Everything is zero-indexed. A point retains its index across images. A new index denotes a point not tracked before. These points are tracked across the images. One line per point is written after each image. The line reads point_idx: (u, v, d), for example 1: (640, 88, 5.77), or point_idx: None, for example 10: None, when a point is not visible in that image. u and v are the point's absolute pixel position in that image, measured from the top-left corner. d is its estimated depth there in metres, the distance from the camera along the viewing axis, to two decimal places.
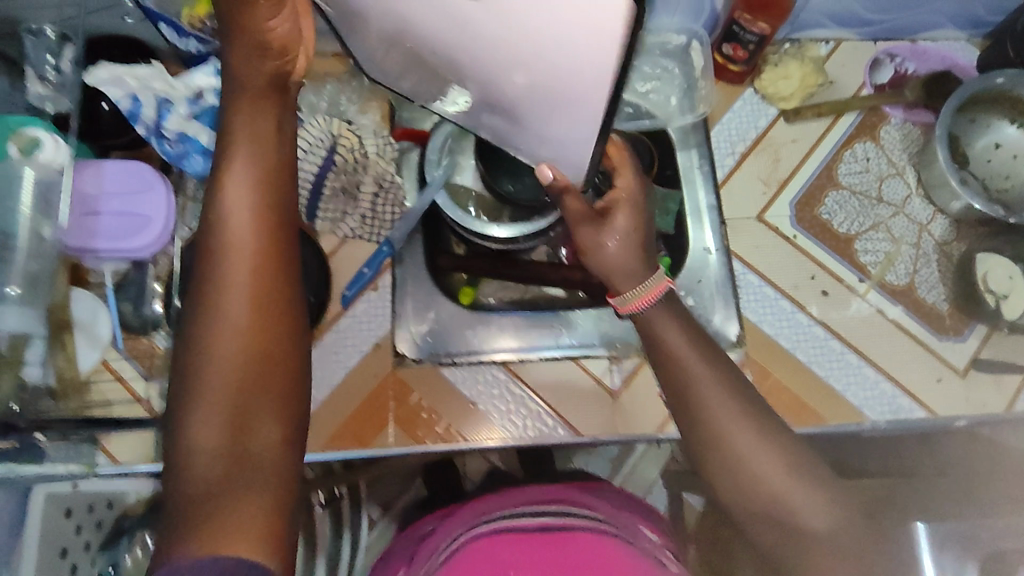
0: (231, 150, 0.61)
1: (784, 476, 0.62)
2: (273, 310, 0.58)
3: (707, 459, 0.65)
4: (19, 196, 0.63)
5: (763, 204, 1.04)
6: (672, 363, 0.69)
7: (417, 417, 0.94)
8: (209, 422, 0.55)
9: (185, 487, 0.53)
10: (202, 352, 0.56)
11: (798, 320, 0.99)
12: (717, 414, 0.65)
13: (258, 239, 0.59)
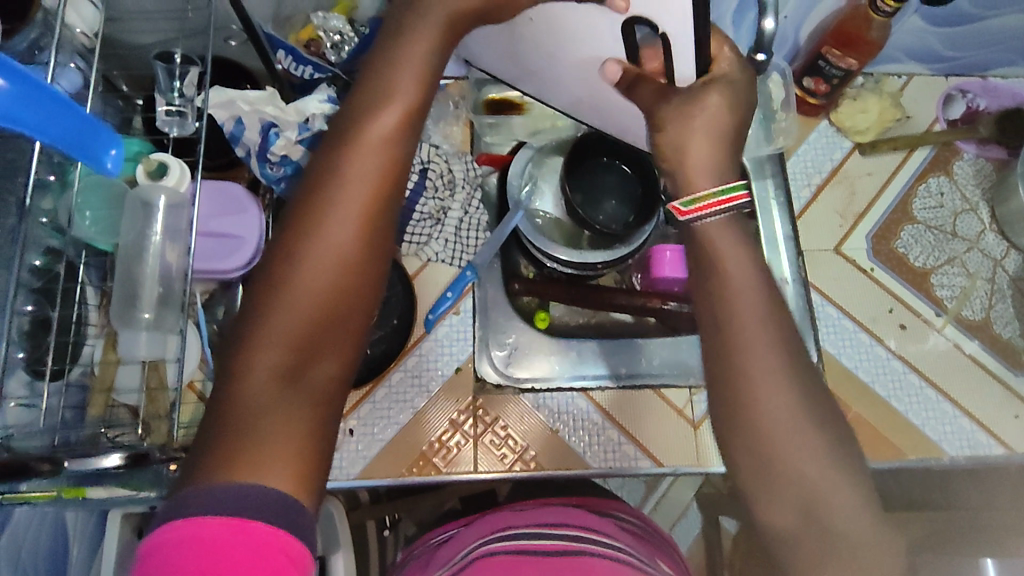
0: (384, 90, 0.58)
1: (823, 473, 0.55)
2: (372, 256, 0.57)
3: (737, 438, 0.57)
4: (152, 222, 0.66)
5: (839, 237, 1.05)
6: (728, 335, 0.58)
7: (499, 443, 0.94)
8: (276, 342, 0.53)
9: (232, 401, 0.52)
10: (292, 267, 0.55)
11: (877, 353, 0.99)
12: (760, 388, 0.56)
13: (384, 180, 0.57)
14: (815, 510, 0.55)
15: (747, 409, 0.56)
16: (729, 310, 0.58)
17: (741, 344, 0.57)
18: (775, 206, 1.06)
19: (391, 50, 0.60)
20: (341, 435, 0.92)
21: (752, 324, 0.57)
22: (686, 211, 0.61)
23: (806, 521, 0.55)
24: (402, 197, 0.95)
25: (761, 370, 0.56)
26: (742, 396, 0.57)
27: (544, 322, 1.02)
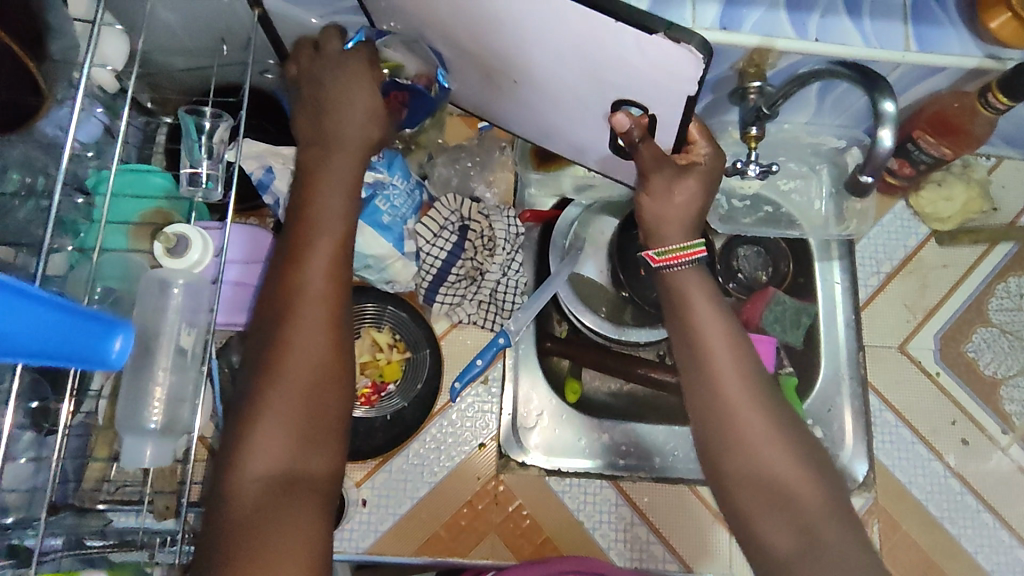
0: (314, 204, 0.62)
1: (801, 481, 0.58)
2: (342, 344, 0.59)
3: (721, 453, 0.60)
4: (168, 305, 0.58)
5: (905, 334, 0.97)
6: (701, 352, 0.64)
7: (520, 530, 0.87)
8: (268, 459, 0.54)
9: (224, 515, 0.52)
10: (265, 390, 0.56)
11: (933, 469, 0.92)
12: (733, 398, 0.61)
13: (336, 280, 0.60)
14: (799, 520, 0.56)
15: (726, 421, 0.61)
16: (706, 348, 0.63)
17: (709, 357, 0.63)
18: (838, 293, 0.99)
19: (320, 168, 0.64)
20: (351, 505, 0.85)
21: (720, 343, 0.64)
22: (658, 258, 0.68)
23: (797, 537, 0.56)
24: (438, 259, 0.87)
25: (731, 381, 0.62)
26: (720, 406, 0.61)
27: (575, 395, 0.96)
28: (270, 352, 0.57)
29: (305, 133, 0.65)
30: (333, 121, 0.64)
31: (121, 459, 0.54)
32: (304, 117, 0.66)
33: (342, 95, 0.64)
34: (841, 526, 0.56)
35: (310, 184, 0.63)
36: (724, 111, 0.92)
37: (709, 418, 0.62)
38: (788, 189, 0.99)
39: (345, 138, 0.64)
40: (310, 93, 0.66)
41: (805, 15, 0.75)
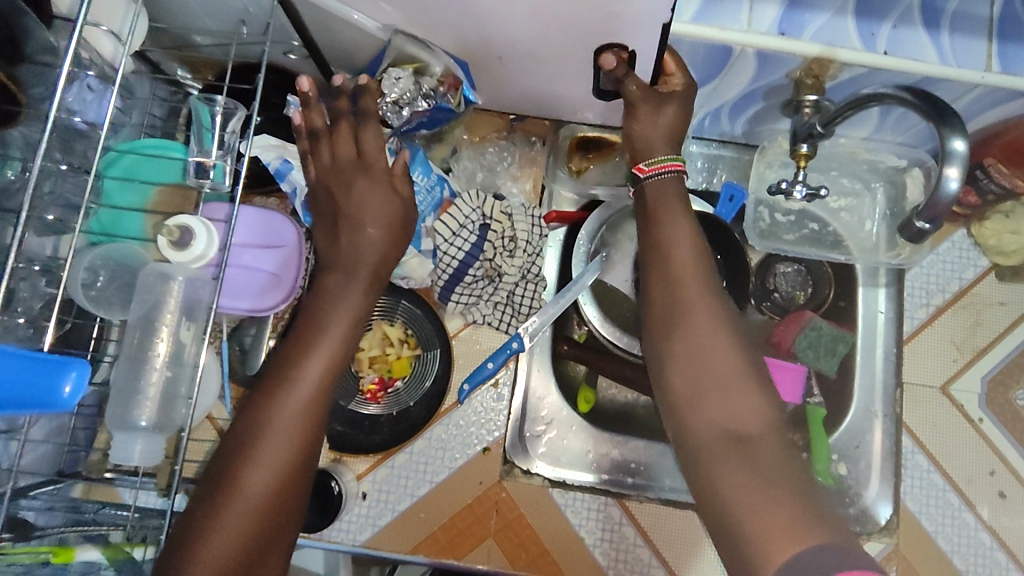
0: (321, 314, 0.66)
1: (733, 372, 0.57)
2: (312, 454, 0.60)
3: (665, 343, 0.61)
4: (165, 298, 0.57)
5: (949, 374, 0.91)
6: (659, 255, 0.65)
7: (520, 538, 0.86)
8: (217, 556, 0.53)
9: (205, 518, 0.54)
10: (229, 487, 0.56)
11: (964, 520, 0.87)
12: (683, 296, 0.62)
13: (324, 390, 0.61)
14: (725, 409, 0.56)
15: (674, 317, 0.61)
16: (668, 245, 0.65)
17: (664, 257, 0.65)
18: (881, 323, 0.92)
19: (335, 282, 0.68)
20: (351, 497, 0.85)
21: (680, 258, 0.65)
22: (645, 169, 0.70)
23: (720, 428, 0.55)
24: (457, 256, 0.84)
25: (683, 282, 0.63)
26: (668, 301, 0.62)
27: (587, 405, 0.93)
28: (245, 447, 0.57)
29: (326, 246, 0.71)
30: (359, 203, 0.70)
31: (110, 453, 0.53)
32: (325, 231, 0.71)
33: (362, 211, 0.70)
34: (768, 423, 0.55)
35: (323, 296, 0.67)
36: (775, 120, 0.86)
37: (656, 312, 0.63)
38: (837, 208, 0.93)
39: (361, 256, 0.69)
40: (330, 200, 0.71)
41: (875, 24, 0.68)
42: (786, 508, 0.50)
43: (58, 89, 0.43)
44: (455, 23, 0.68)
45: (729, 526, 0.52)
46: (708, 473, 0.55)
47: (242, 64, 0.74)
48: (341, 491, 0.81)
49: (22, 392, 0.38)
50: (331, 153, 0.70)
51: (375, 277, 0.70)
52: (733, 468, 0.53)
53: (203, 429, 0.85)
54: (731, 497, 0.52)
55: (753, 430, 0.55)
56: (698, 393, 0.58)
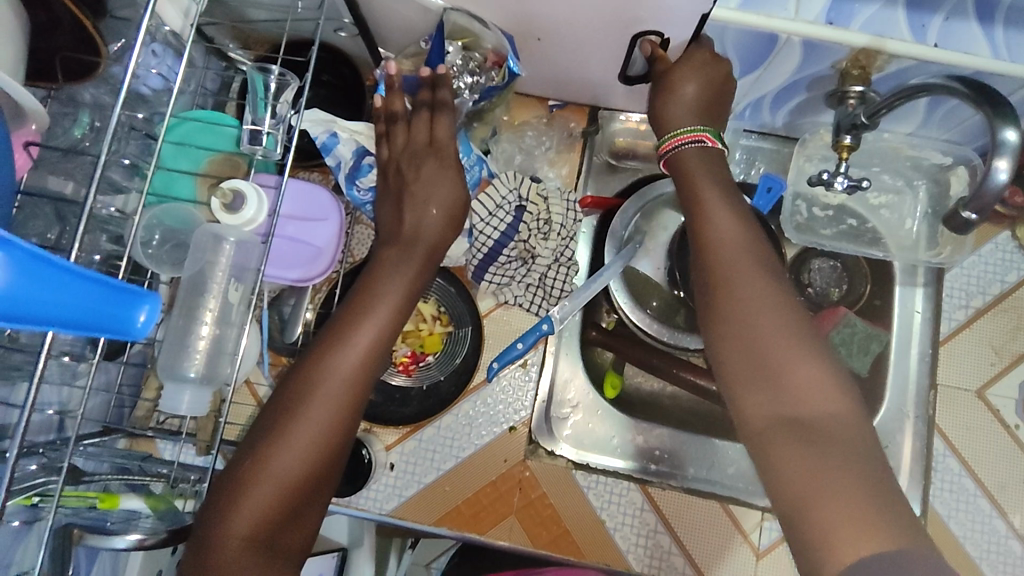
0: (378, 287, 0.67)
1: (789, 346, 0.53)
2: (353, 425, 0.61)
3: (713, 320, 0.58)
4: (216, 259, 0.60)
5: (986, 378, 0.89)
6: (704, 224, 0.62)
7: (541, 516, 0.87)
8: (256, 513, 0.55)
9: (250, 470, 0.57)
10: (270, 446, 0.58)
11: (994, 526, 0.85)
12: (729, 265, 0.58)
13: (368, 363, 0.63)
14: (780, 388, 0.52)
15: (726, 282, 0.58)
16: (705, 213, 0.63)
17: (709, 226, 0.62)
18: (916, 323, 0.91)
19: (392, 258, 0.70)
20: (378, 468, 0.87)
21: (727, 224, 0.61)
22: (664, 148, 0.68)
23: (774, 409, 0.52)
24: (491, 237, 0.85)
25: (732, 251, 0.59)
26: (716, 270, 0.59)
27: (613, 390, 0.94)
28: (289, 409, 0.59)
29: (388, 222, 0.73)
30: (426, 186, 0.73)
31: (161, 403, 0.57)
32: (391, 207, 0.74)
33: (427, 194, 0.72)
34: (834, 402, 0.51)
35: (378, 271, 0.69)
36: (817, 112, 0.85)
37: (704, 280, 0.60)
38: (878, 205, 0.92)
39: (420, 235, 0.71)
40: (400, 183, 0.73)
41: (927, 16, 0.68)
42: (851, 495, 0.46)
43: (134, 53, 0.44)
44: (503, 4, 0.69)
45: (788, 515, 0.49)
46: (766, 459, 0.51)
47: (294, 40, 0.77)
48: (370, 459, 0.84)
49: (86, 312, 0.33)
50: (407, 137, 0.74)
51: (431, 256, 0.72)
52: (794, 456, 0.49)
53: (240, 394, 0.87)
54: (789, 483, 0.49)
55: (814, 412, 0.50)
56: (747, 366, 0.54)
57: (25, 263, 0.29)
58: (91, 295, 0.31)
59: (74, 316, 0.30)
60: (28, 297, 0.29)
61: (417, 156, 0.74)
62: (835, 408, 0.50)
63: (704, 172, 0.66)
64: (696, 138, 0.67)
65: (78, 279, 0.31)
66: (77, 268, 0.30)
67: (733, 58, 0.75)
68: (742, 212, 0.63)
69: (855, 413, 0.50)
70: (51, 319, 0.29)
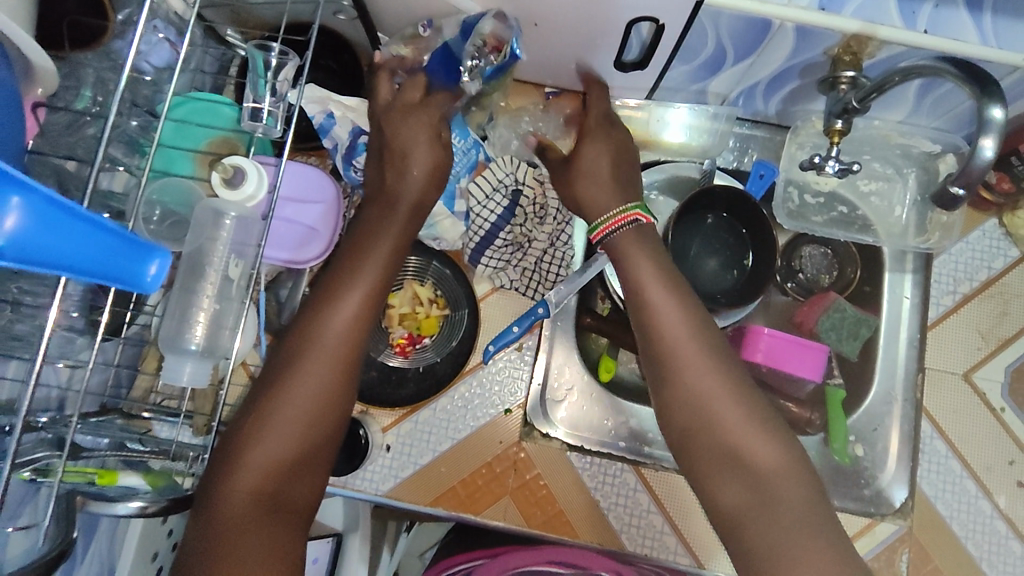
0: (366, 244, 0.69)
1: (747, 432, 0.59)
2: (351, 380, 0.62)
3: (673, 412, 0.63)
4: (216, 234, 0.60)
5: (973, 362, 0.91)
6: (669, 347, 0.64)
7: (536, 497, 0.88)
8: (259, 469, 0.56)
9: (252, 426, 0.58)
10: (270, 399, 0.59)
11: (980, 507, 0.87)
12: (682, 357, 0.63)
13: (361, 315, 0.64)
14: (740, 469, 0.58)
15: (676, 370, 0.63)
16: (643, 293, 0.67)
17: (654, 316, 0.65)
18: (906, 308, 0.93)
19: (377, 218, 0.71)
20: (375, 450, 0.88)
21: (663, 301, 0.66)
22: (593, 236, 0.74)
23: (741, 490, 0.58)
24: (487, 221, 0.87)
25: (672, 333, 0.64)
26: (669, 361, 0.63)
27: (608, 373, 0.94)
28: (288, 367, 0.61)
29: (374, 182, 0.75)
30: (405, 145, 0.74)
31: (161, 374, 0.57)
32: (375, 166, 0.76)
33: (407, 153, 0.74)
34: (792, 480, 0.57)
35: (367, 232, 0.70)
36: (810, 99, 0.86)
37: (657, 373, 0.64)
38: (868, 191, 0.93)
39: (402, 193, 0.73)
40: (382, 144, 0.75)
41: (916, 3, 0.69)
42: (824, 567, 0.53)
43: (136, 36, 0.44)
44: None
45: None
46: (740, 540, 0.57)
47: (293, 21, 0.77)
48: (367, 440, 0.85)
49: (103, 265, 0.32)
50: (390, 96, 0.77)
51: (414, 213, 0.73)
52: (762, 533, 0.56)
53: (237, 375, 0.88)
54: (761, 563, 0.55)
55: (778, 489, 0.57)
56: (709, 455, 0.60)
57: (40, 207, 0.28)
58: (100, 244, 0.31)
59: (84, 263, 0.31)
60: (40, 242, 0.29)
61: (396, 115, 0.75)
62: (796, 487, 0.57)
63: (640, 255, 0.70)
64: (627, 219, 0.73)
65: (90, 228, 0.31)
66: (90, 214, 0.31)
67: (727, 44, 0.77)
68: (662, 262, 0.70)
69: (802, 481, 0.58)
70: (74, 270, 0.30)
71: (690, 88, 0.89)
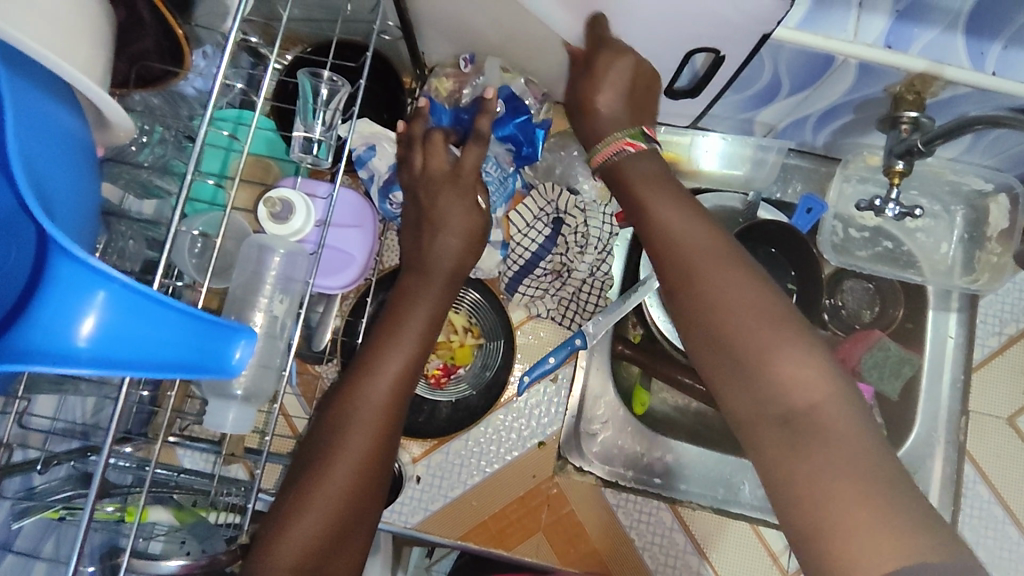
0: (403, 313, 0.68)
1: (761, 332, 0.49)
2: (390, 448, 0.63)
3: (680, 314, 0.54)
4: (265, 269, 0.58)
5: (1018, 406, 0.89)
6: (678, 266, 0.55)
7: (569, 533, 0.86)
8: (299, 540, 0.56)
9: (290, 507, 0.57)
10: (309, 480, 0.58)
11: (1022, 554, 0.86)
12: (688, 258, 0.55)
13: (399, 387, 0.63)
14: (756, 385, 0.48)
15: (686, 279, 0.54)
16: (644, 207, 0.60)
17: (656, 221, 0.59)
18: (950, 349, 0.91)
19: (413, 285, 0.70)
20: (405, 480, 0.85)
21: (669, 214, 0.59)
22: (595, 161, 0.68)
23: (759, 410, 0.48)
24: (528, 250, 0.84)
25: (682, 239, 0.56)
26: (674, 266, 0.55)
27: (642, 407, 0.93)
28: (328, 440, 0.60)
29: (409, 248, 0.73)
30: (441, 210, 0.71)
31: (205, 418, 0.55)
32: (410, 232, 0.73)
33: (444, 219, 0.71)
34: (818, 387, 0.47)
35: (401, 299, 0.69)
36: (862, 133, 0.84)
37: (666, 280, 0.56)
38: (914, 227, 0.91)
39: (438, 262, 0.70)
40: (417, 205, 0.73)
41: (985, 43, 0.66)
42: (848, 485, 0.42)
43: (216, 82, 0.38)
44: (553, 25, 0.67)
45: (786, 506, 0.45)
46: (758, 457, 0.48)
47: (338, 42, 0.74)
48: (399, 471, 0.83)
49: (186, 353, 0.29)
50: (423, 161, 0.72)
51: (452, 279, 0.71)
52: (786, 462, 0.45)
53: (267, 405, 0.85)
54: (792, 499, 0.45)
55: (800, 405, 0.46)
56: (726, 375, 0.50)
57: (124, 299, 0.27)
58: (185, 331, 0.29)
59: (163, 354, 0.28)
60: (125, 335, 0.27)
61: (428, 179, 0.72)
62: (825, 396, 0.46)
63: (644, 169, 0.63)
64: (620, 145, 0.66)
65: (174, 315, 0.28)
66: (176, 300, 0.28)
67: (783, 78, 0.74)
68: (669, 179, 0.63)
69: (842, 401, 0.46)
70: (137, 361, 0.28)
71: (737, 116, 0.86)
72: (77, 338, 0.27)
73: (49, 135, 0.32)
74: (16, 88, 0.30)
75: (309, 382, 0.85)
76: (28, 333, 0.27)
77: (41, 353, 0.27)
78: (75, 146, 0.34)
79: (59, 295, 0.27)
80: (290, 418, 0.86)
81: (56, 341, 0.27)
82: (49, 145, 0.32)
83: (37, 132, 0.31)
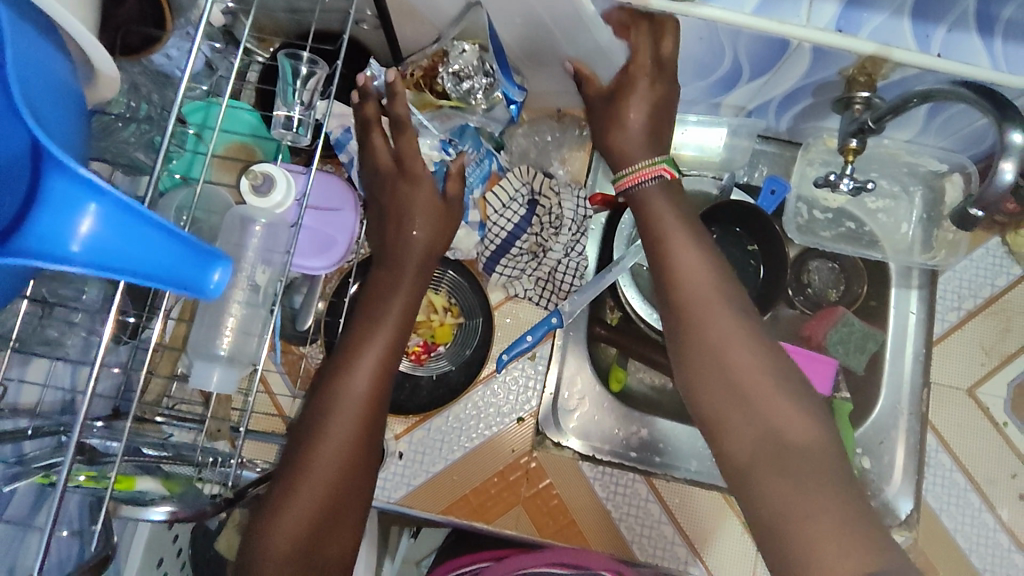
0: (378, 308, 0.71)
1: (766, 383, 0.56)
2: (371, 440, 0.65)
3: (683, 358, 0.61)
4: (247, 239, 0.60)
5: (977, 378, 0.93)
6: (692, 302, 0.61)
7: (547, 506, 0.89)
8: (289, 532, 0.59)
9: (281, 503, 0.60)
10: (293, 472, 0.61)
11: (983, 520, 0.89)
12: (696, 305, 0.61)
13: (379, 382, 0.67)
14: (751, 409, 0.55)
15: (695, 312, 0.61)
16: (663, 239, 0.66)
17: (678, 260, 0.64)
18: (912, 323, 0.94)
19: (384, 277, 0.73)
20: (387, 456, 0.88)
21: (689, 256, 0.64)
22: (619, 182, 0.72)
23: (751, 430, 0.55)
24: (504, 229, 0.87)
25: (699, 285, 0.62)
26: (684, 308, 0.62)
27: (618, 384, 0.94)
28: (311, 430, 0.63)
29: (377, 223, 0.76)
30: (404, 198, 0.75)
31: (190, 379, 0.58)
32: (376, 196, 0.76)
33: (408, 209, 0.74)
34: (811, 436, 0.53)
35: (375, 293, 0.72)
36: (821, 116, 0.88)
37: (673, 320, 0.63)
38: (875, 207, 0.94)
39: (406, 252, 0.74)
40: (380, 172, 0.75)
41: (931, 26, 0.69)
42: (825, 520, 0.48)
43: (195, 46, 0.41)
44: (520, 12, 0.71)
45: (766, 515, 0.52)
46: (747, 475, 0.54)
47: (319, 31, 0.77)
48: None
49: (165, 269, 0.32)
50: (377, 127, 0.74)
51: (422, 266, 0.75)
52: (767, 471, 0.52)
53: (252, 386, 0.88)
54: (772, 500, 0.51)
55: (788, 433, 0.53)
56: (720, 398, 0.57)
57: (113, 211, 0.30)
58: (171, 248, 0.32)
59: (150, 267, 0.31)
60: (113, 242, 0.30)
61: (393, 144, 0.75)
62: (800, 422, 0.54)
63: (677, 223, 0.67)
64: (654, 174, 0.70)
65: (156, 230, 0.31)
66: (160, 221, 0.31)
67: (742, 62, 0.77)
68: (683, 213, 0.69)
69: (818, 433, 0.53)
70: (119, 266, 0.30)
71: (706, 100, 0.89)
72: (72, 240, 0.30)
73: (42, 78, 0.35)
74: (15, 35, 0.34)
75: (293, 361, 0.88)
76: (25, 235, 0.30)
77: (37, 251, 0.30)
78: (61, 97, 0.37)
79: (52, 204, 0.30)
80: (275, 397, 0.88)
81: (50, 241, 0.30)
82: (44, 92, 0.35)
83: (30, 71, 0.34)
